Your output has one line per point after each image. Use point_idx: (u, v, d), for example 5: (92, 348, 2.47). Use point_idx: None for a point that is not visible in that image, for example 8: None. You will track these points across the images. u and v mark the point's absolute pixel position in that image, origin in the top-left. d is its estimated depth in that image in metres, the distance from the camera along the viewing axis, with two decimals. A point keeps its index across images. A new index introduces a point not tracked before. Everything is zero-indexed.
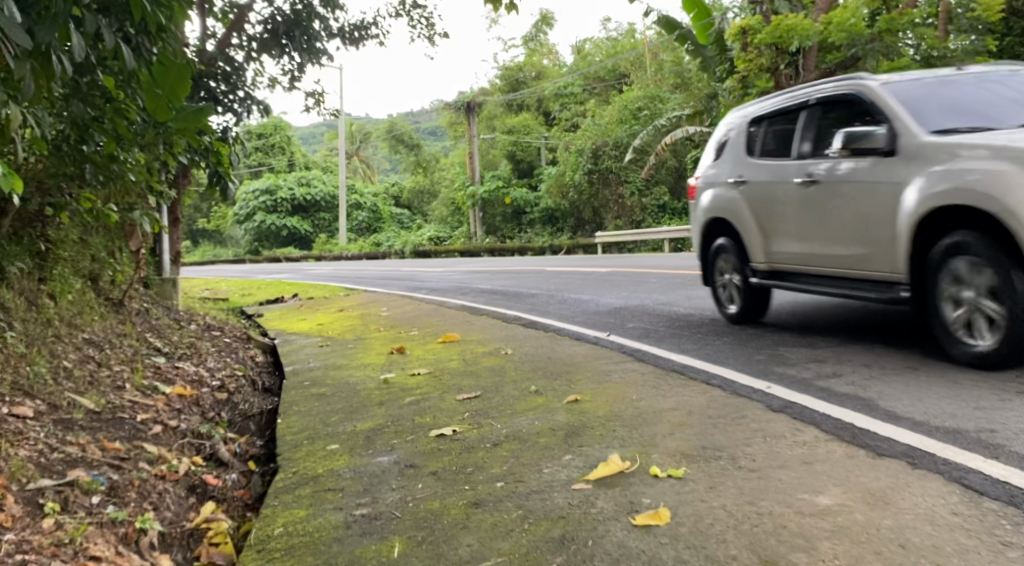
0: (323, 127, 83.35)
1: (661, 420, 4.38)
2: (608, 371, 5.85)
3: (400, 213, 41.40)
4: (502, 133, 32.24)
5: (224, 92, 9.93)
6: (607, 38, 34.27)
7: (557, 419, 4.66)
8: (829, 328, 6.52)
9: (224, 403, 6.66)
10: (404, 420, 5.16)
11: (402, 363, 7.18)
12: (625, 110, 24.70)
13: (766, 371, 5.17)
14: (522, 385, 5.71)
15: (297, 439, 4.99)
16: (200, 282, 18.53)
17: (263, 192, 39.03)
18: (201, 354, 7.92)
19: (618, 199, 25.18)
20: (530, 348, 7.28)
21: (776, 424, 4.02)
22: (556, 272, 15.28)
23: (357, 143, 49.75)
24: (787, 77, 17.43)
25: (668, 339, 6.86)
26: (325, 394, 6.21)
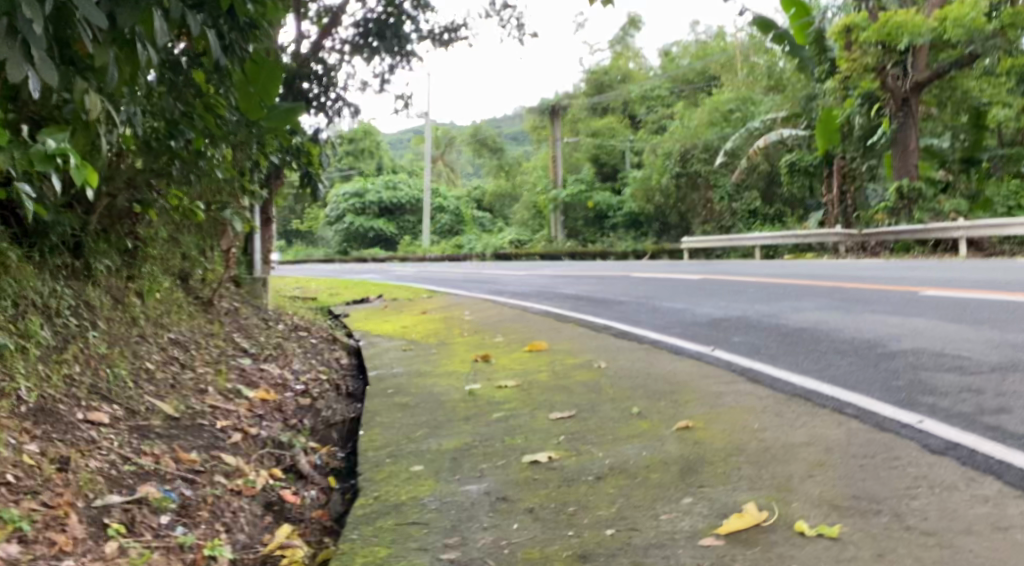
0: (408, 132, 83.94)
1: (794, 457, 3.77)
2: (720, 392, 5.23)
3: (480, 215, 41.55)
4: (586, 136, 31.68)
5: (319, 95, 9.63)
6: (696, 39, 33.34)
7: (669, 449, 4.09)
8: (975, 347, 5.76)
9: (307, 409, 6.22)
10: (493, 440, 4.65)
11: (488, 373, 6.69)
12: (715, 113, 23.90)
13: (912, 401, 4.48)
14: (623, 406, 5.14)
15: (377, 457, 4.54)
16: (289, 281, 18.65)
17: (352, 195, 39.70)
18: (287, 356, 7.58)
19: (708, 203, 24.33)
20: (626, 361, 6.70)
21: (944, 472, 3.41)
22: (644, 277, 14.62)
23: (441, 147, 49.93)
24: (894, 78, 16.60)
25: (784, 356, 6.20)
26: (408, 404, 5.78)
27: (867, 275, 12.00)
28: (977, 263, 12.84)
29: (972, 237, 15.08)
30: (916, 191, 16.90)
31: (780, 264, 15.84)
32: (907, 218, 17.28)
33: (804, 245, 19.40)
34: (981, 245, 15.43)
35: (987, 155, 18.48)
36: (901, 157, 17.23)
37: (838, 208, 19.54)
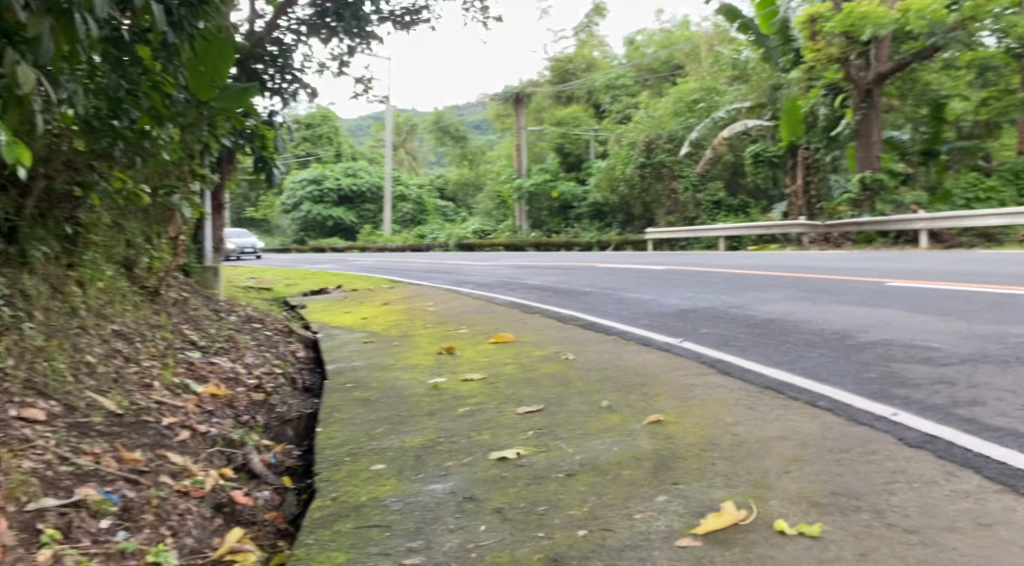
0: (370, 120, 83.03)
1: (769, 453, 3.64)
2: (691, 385, 5.10)
3: (444, 205, 41.14)
4: (551, 125, 31.58)
5: (278, 81, 9.34)
6: (660, 29, 33.38)
7: (640, 444, 3.95)
8: (944, 338, 5.70)
9: (260, 405, 5.97)
10: (458, 436, 4.47)
11: (452, 366, 6.49)
12: (680, 103, 24.22)
13: (885, 393, 4.38)
14: (592, 399, 4.99)
15: (336, 456, 4.32)
16: (245, 270, 18.19)
17: (310, 181, 39.04)
18: (239, 349, 7.31)
19: (672, 194, 24.00)
20: (594, 353, 6.56)
21: (922, 466, 3.29)
22: (609, 268, 14.52)
23: (404, 134, 49.45)
24: (857, 69, 16.82)
25: (753, 348, 6.10)
26: (369, 399, 5.56)
27: (831, 266, 12.01)
28: (937, 254, 12.95)
29: (931, 228, 15.23)
30: (878, 182, 16.88)
31: (744, 254, 15.89)
32: (869, 210, 17.27)
33: (766, 236, 19.53)
34: (940, 237, 15.60)
35: (946, 147, 18.55)
36: (864, 148, 17.31)
37: (802, 200, 19.51)
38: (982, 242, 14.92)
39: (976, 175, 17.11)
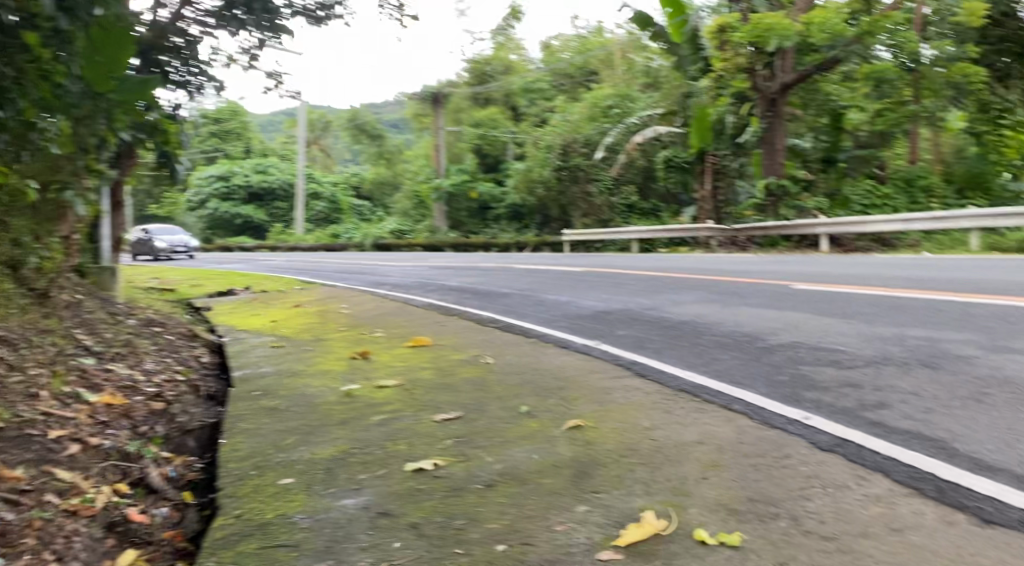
0: (282, 116, 81.20)
1: (687, 458, 3.63)
2: (609, 389, 5.09)
3: (360, 204, 40.47)
4: (468, 126, 31.46)
5: (183, 74, 8.87)
6: (576, 34, 33.77)
7: (560, 452, 3.89)
8: (849, 341, 5.86)
9: (159, 414, 5.64)
10: (372, 447, 4.31)
11: (366, 371, 6.31)
12: (594, 108, 24.38)
13: (797, 396, 4.45)
14: (511, 405, 4.91)
15: (241, 469, 4.11)
16: (148, 270, 17.39)
17: (218, 177, 37.83)
18: (139, 355, 6.94)
19: (587, 197, 24.20)
20: (513, 357, 6.48)
21: (835, 470, 3.32)
22: (527, 270, 14.51)
23: (318, 131, 48.46)
24: (762, 78, 17.41)
25: (668, 351, 6.14)
26: (278, 407, 5.34)
27: (742, 269, 12.30)
28: (839, 258, 13.48)
29: (832, 233, 15.81)
30: (782, 188, 17.48)
31: (658, 257, 16.15)
32: (773, 215, 17.85)
33: (677, 239, 19.99)
34: (840, 241, 16.25)
35: (844, 155, 19.26)
36: (769, 156, 17.88)
37: (710, 204, 19.78)
38: (877, 245, 15.61)
39: (871, 184, 17.88)
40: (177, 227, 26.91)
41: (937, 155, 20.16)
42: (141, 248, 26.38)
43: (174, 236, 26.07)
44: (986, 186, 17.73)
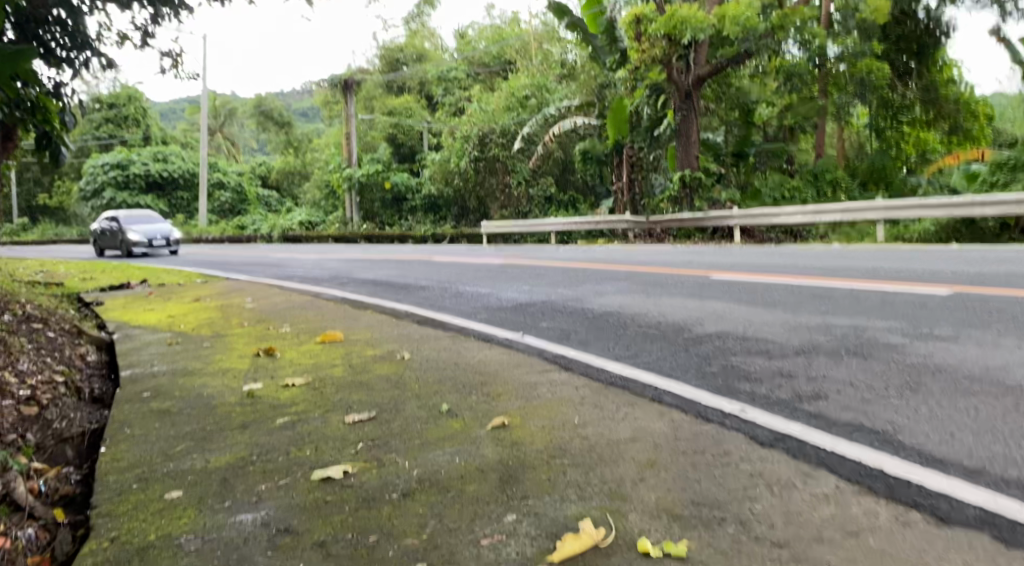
0: (183, 103, 77.78)
1: (622, 457, 3.37)
2: (534, 385, 4.79)
3: (268, 195, 39.05)
4: (382, 115, 30.75)
5: (66, 49, 7.84)
6: (490, 24, 33.58)
7: (484, 454, 3.58)
8: (774, 330, 5.73)
9: (31, 421, 5.02)
10: (275, 453, 3.89)
11: (271, 369, 5.83)
12: (512, 98, 24.16)
13: (729, 388, 4.24)
14: (430, 403, 4.56)
15: (122, 483, 3.64)
16: (35, 263, 16.10)
17: (113, 166, 35.07)
18: (12, 354, 6.20)
19: (506, 189, 24.31)
20: (431, 351, 6.11)
21: (779, 468, 3.11)
22: (443, 261, 14.12)
23: (222, 119, 46.59)
24: (678, 71, 17.29)
25: (593, 343, 5.89)
26: (169, 411, 4.83)
27: (660, 259, 12.27)
28: (751, 247, 13.69)
29: (744, 224, 15.98)
30: (696, 180, 17.48)
31: (575, 249, 16.02)
32: (688, 207, 17.80)
33: (594, 231, 19.90)
34: (752, 233, 16.39)
35: (754, 149, 19.75)
36: (684, 147, 17.88)
37: (627, 197, 19.79)
38: (788, 238, 15.79)
39: (780, 177, 18.04)
40: (154, 215, 21.22)
41: (842, 151, 20.75)
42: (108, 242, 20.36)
43: (153, 225, 20.49)
44: (887, 180, 18.69)
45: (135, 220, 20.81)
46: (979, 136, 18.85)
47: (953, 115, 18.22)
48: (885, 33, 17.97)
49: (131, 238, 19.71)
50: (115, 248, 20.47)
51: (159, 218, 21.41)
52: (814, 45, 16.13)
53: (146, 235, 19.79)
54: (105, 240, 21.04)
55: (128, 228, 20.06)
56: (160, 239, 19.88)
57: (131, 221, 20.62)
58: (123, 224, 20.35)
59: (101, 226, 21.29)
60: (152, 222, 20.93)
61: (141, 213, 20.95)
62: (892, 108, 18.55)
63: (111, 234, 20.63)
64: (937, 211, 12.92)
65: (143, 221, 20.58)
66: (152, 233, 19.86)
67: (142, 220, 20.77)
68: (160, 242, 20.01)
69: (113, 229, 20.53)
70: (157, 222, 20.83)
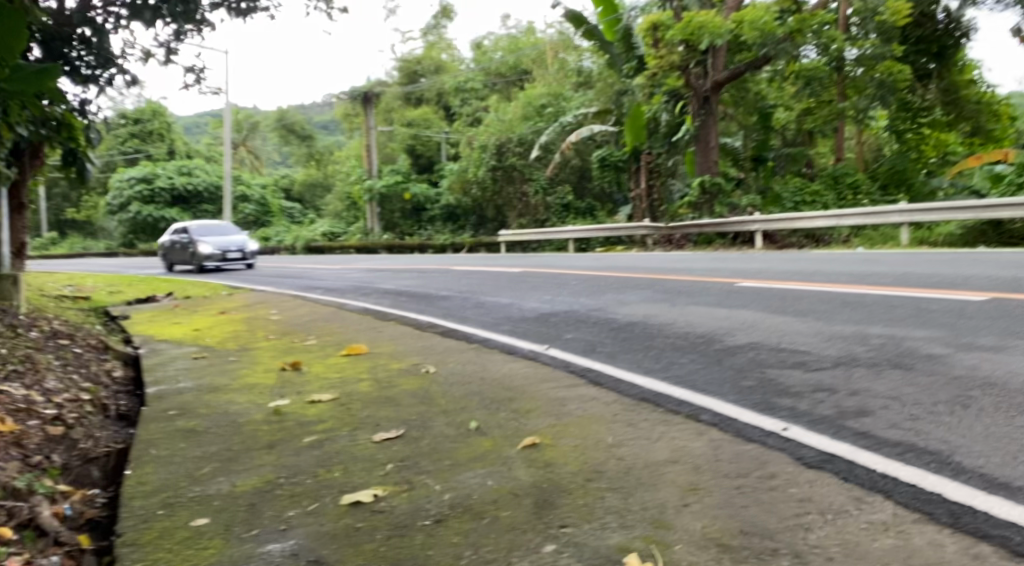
0: (206, 116, 78.41)
1: (663, 480, 3.24)
2: (564, 401, 4.66)
3: (290, 206, 39.23)
4: (400, 126, 30.82)
5: (91, 67, 7.79)
6: (507, 34, 33.58)
7: (517, 476, 3.45)
8: (810, 340, 5.56)
9: (57, 441, 4.97)
10: (302, 475, 3.78)
11: (294, 385, 5.73)
12: (529, 107, 24.23)
13: (769, 404, 4.10)
14: (459, 421, 4.43)
15: (147, 509, 3.54)
16: (61, 277, 16.20)
17: (139, 180, 35.60)
18: (38, 371, 6.16)
19: (523, 197, 23.95)
20: (456, 365, 5.99)
21: (829, 492, 2.97)
22: (464, 272, 14.03)
23: (244, 132, 46.91)
24: (695, 77, 17.37)
25: (623, 355, 5.75)
26: (194, 430, 4.74)
27: (684, 267, 12.10)
28: (775, 254, 13.50)
29: (765, 229, 15.79)
30: (717, 186, 17.26)
31: (596, 257, 15.90)
32: (708, 212, 17.56)
33: (613, 238, 19.83)
34: (775, 238, 16.27)
35: (773, 153, 19.63)
36: (703, 153, 17.75)
37: (646, 203, 19.53)
38: (811, 243, 15.62)
39: (801, 181, 17.85)
40: (223, 223, 19.84)
41: (862, 154, 20.49)
42: (178, 255, 19.14)
43: (225, 235, 18.96)
44: (908, 184, 18.18)
45: (206, 231, 19.34)
46: (1003, 136, 18.55)
47: (974, 116, 17.99)
48: (906, 35, 17.56)
49: (201, 251, 18.26)
50: (184, 262, 19.03)
51: (231, 226, 19.88)
52: (833, 48, 15.94)
53: (217, 248, 18.28)
54: (175, 253, 19.62)
55: (199, 240, 18.58)
56: (234, 252, 18.32)
57: (202, 232, 19.14)
58: (192, 236, 18.86)
59: (170, 238, 19.88)
60: (224, 232, 19.45)
61: (212, 223, 19.42)
62: (911, 110, 18.29)
63: (181, 246, 19.19)
64: (964, 214, 12.66)
65: (213, 232, 19.09)
66: (224, 246, 18.34)
67: (211, 230, 19.22)
68: (234, 254, 18.47)
69: (183, 241, 19.10)
70: (229, 232, 19.31)
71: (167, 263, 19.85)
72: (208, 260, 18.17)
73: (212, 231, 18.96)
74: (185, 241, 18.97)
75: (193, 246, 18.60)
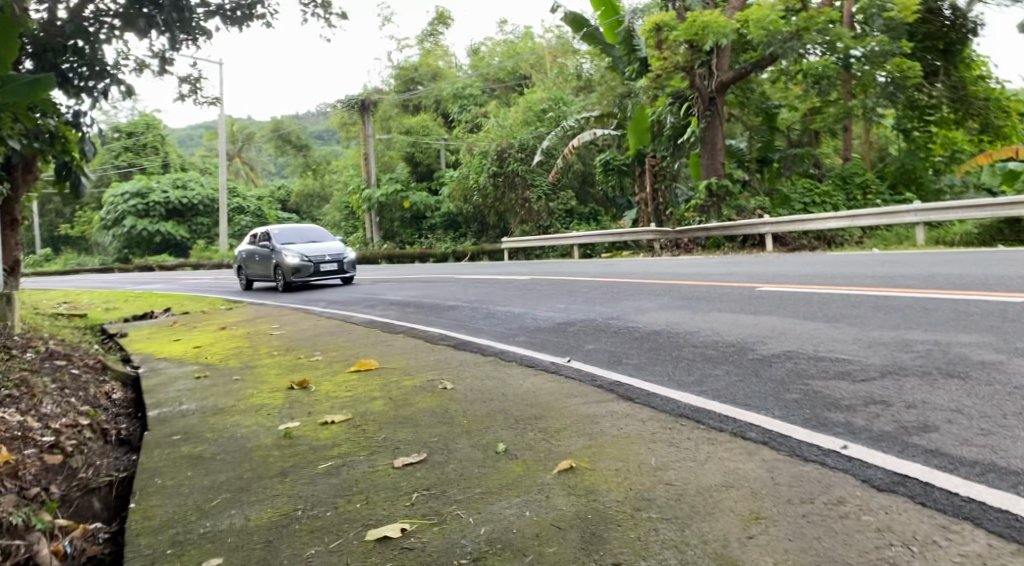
0: (201, 128, 78.09)
1: (719, 508, 2.98)
2: (595, 418, 4.38)
3: (287, 217, 38.95)
4: (398, 133, 30.51)
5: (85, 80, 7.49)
6: (504, 39, 33.37)
7: (557, 504, 3.19)
8: (848, 347, 5.28)
9: (55, 470, 4.70)
10: (321, 507, 3.49)
11: (304, 404, 5.44)
12: (530, 111, 23.93)
13: (819, 419, 3.82)
14: (486, 442, 4.15)
15: (156, 549, 3.27)
16: (57, 294, 15.86)
17: (133, 194, 34.95)
18: (35, 395, 5.87)
19: (526, 203, 23.52)
20: (475, 380, 5.70)
21: (909, 520, 2.72)
22: (470, 280, 13.72)
23: (239, 144, 46.43)
24: (701, 78, 16.95)
25: (650, 367, 5.46)
26: (201, 457, 4.45)
27: (695, 271, 11.80)
28: (787, 257, 13.19)
29: (776, 231, 15.46)
30: (724, 188, 16.93)
31: (600, 263, 15.58)
32: (717, 216, 17.27)
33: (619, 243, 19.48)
34: (784, 240, 15.89)
35: (779, 155, 19.29)
36: (709, 155, 17.46)
37: (651, 207, 19.31)
38: (822, 244, 15.28)
39: (809, 182, 17.50)
40: (314, 227, 15.99)
41: (868, 154, 20.17)
42: (258, 268, 15.41)
43: (316, 242, 15.09)
44: (918, 183, 18.05)
45: (292, 236, 15.43)
46: (1012, 133, 18.10)
47: (982, 113, 17.49)
48: (912, 31, 17.29)
49: (287, 262, 14.46)
50: (265, 276, 15.24)
51: (322, 232, 16.02)
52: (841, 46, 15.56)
53: (309, 258, 14.37)
54: (255, 265, 15.80)
55: (285, 250, 14.69)
56: (327, 262, 14.33)
57: (287, 238, 15.22)
58: (276, 244, 15.11)
59: (250, 247, 16.17)
60: (315, 237, 15.56)
61: (300, 227, 15.62)
62: (918, 109, 17.93)
63: (263, 257, 15.32)
64: (983, 211, 12.32)
65: (301, 238, 15.14)
66: (315, 255, 14.42)
67: (298, 235, 15.39)
68: (328, 265, 14.59)
69: (265, 250, 15.27)
70: (321, 237, 15.35)
71: (248, 279, 16.01)
72: (296, 274, 14.25)
73: (301, 235, 15.17)
74: (267, 250, 15.20)
75: (277, 256, 14.85)
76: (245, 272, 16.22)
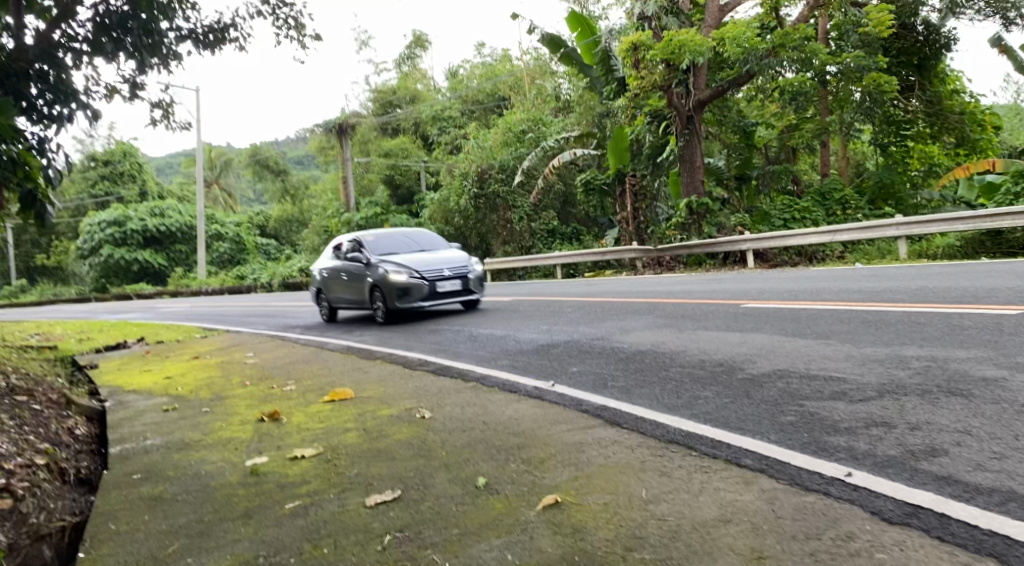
0: (180, 156, 77.62)
1: (719, 544, 2.75)
2: (582, 446, 4.13)
3: (265, 243, 38.55)
4: (377, 156, 30.34)
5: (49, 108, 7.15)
6: (482, 62, 33.35)
7: (541, 545, 2.94)
8: (843, 365, 5.05)
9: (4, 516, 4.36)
10: (285, 554, 3.22)
11: (275, 438, 5.15)
12: (509, 133, 23.44)
13: (819, 444, 3.58)
14: (464, 476, 3.88)
15: None
16: (29, 326, 15.42)
17: (109, 223, 34.42)
18: None
19: (507, 224, 23.30)
20: (455, 408, 5.42)
21: (926, 558, 2.51)
22: None
23: (217, 170, 45.98)
24: (678, 96, 16.83)
25: (638, 390, 5.21)
26: (161, 498, 4.15)
27: (679, 289, 11.58)
28: (769, 273, 13.05)
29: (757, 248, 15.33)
30: (704, 206, 16.82)
31: (583, 283, 15.34)
32: (698, 234, 17.07)
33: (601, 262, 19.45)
34: (765, 256, 15.79)
35: (757, 172, 19.23)
36: (688, 173, 17.34)
37: (633, 227, 19.03)
38: (802, 260, 15.12)
39: (787, 198, 17.31)
40: (422, 232, 12.04)
41: (846, 169, 20.23)
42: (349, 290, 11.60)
43: (427, 253, 11.17)
44: (897, 197, 18.01)
45: (392, 245, 11.63)
46: (988, 146, 17.98)
47: (957, 126, 17.50)
48: (885, 47, 17.30)
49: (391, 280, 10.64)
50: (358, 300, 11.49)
51: (433, 237, 12.02)
52: (817, 65, 15.56)
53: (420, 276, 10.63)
54: (342, 287, 12.02)
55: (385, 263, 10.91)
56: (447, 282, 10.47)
57: (384, 248, 11.44)
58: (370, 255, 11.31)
59: (333, 263, 12.39)
60: (423, 245, 11.62)
61: (403, 233, 11.74)
62: (894, 123, 18.00)
63: (355, 274, 11.54)
64: (964, 224, 12.21)
65: (406, 246, 11.31)
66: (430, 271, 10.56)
67: (400, 244, 11.52)
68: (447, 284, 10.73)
69: (356, 265, 11.48)
70: (430, 246, 11.52)
71: (332, 305, 12.24)
72: (405, 298, 10.52)
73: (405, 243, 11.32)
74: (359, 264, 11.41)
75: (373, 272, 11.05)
76: (328, 296, 12.44)
